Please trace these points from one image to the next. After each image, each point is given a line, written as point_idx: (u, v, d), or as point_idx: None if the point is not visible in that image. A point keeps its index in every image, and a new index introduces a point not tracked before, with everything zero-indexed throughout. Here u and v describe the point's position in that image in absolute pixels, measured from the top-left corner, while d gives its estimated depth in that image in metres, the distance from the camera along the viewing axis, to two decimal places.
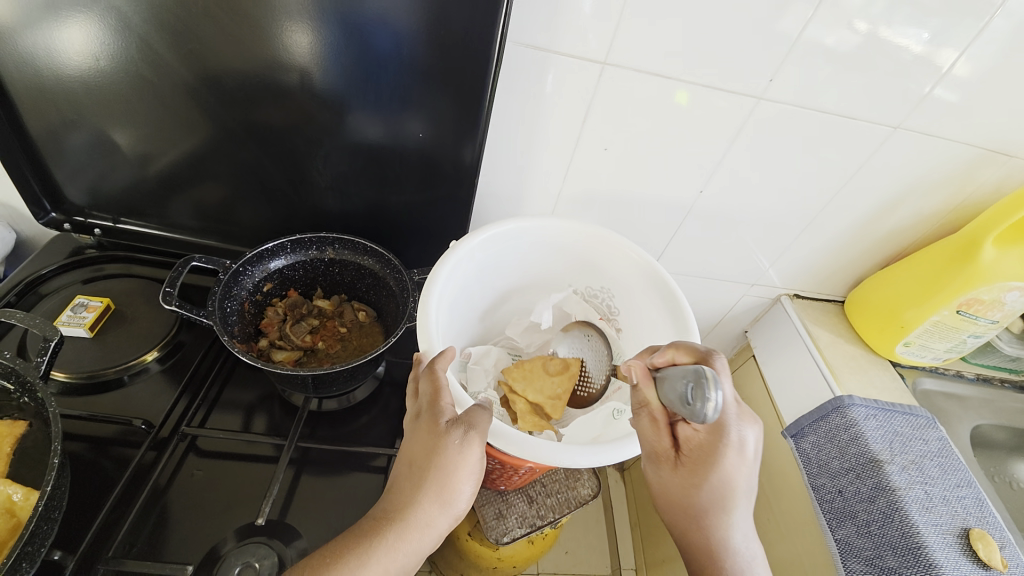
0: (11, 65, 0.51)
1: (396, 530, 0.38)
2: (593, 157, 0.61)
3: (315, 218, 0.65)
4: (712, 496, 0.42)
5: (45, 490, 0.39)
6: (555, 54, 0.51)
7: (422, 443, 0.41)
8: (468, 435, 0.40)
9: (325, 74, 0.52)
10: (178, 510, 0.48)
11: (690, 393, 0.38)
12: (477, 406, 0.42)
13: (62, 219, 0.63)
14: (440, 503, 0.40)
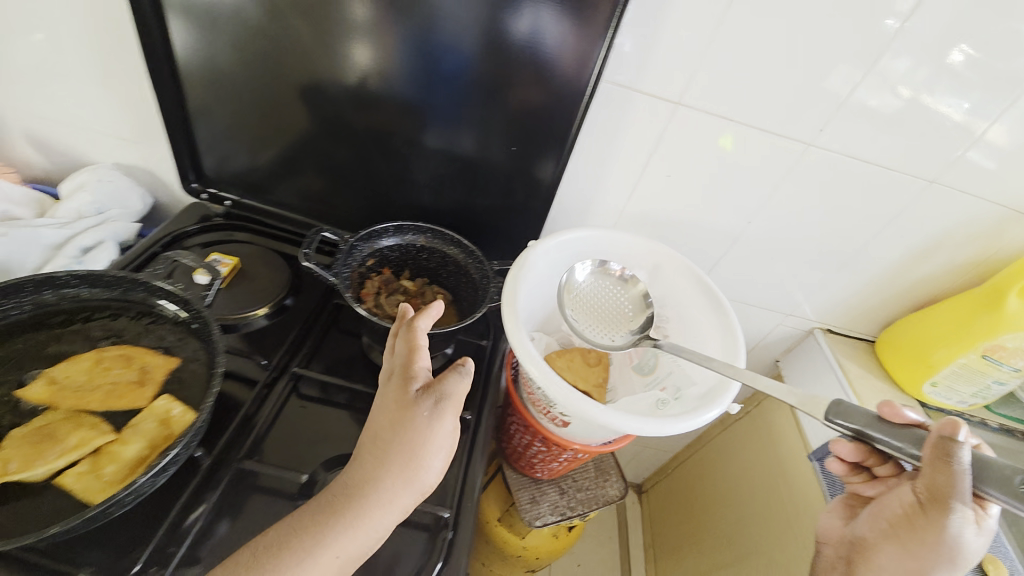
0: (198, 64, 0.63)
1: (355, 510, 0.42)
2: (657, 183, 0.70)
3: (408, 211, 0.75)
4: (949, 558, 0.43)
5: (208, 400, 0.46)
6: (637, 92, 0.61)
7: (389, 415, 0.47)
8: (438, 405, 0.46)
9: (399, 87, 0.63)
10: (282, 438, 0.57)
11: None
12: (448, 373, 0.48)
13: (201, 187, 0.75)
14: (404, 479, 0.44)
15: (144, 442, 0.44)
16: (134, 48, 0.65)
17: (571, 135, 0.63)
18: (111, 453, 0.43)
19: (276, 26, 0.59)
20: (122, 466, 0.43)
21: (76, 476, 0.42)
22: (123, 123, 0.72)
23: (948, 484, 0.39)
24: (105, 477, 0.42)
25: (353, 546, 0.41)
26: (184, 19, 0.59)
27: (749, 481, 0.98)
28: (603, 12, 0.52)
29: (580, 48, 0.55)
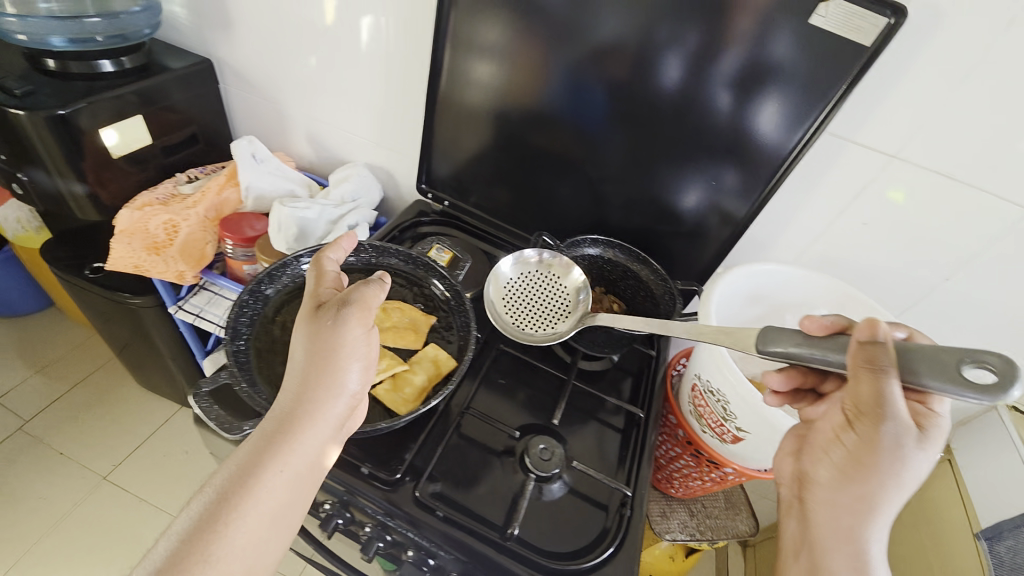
0: (456, 90, 0.77)
1: (278, 420, 0.50)
2: (850, 230, 0.72)
3: (596, 228, 0.83)
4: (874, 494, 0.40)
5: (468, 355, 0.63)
6: (850, 142, 0.65)
7: (306, 331, 0.54)
8: (340, 315, 0.54)
9: (553, 95, 0.72)
10: (485, 405, 0.66)
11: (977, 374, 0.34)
12: (356, 289, 0.55)
13: (428, 189, 0.89)
14: (302, 387, 0.52)
15: (426, 374, 0.63)
16: (410, 74, 0.83)
17: (747, 178, 0.68)
18: (405, 378, 0.63)
19: (528, 64, 0.71)
20: (415, 388, 0.62)
21: (386, 390, 0.62)
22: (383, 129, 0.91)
23: (862, 393, 0.38)
24: (406, 393, 0.61)
25: (295, 457, 0.49)
26: (456, 58, 0.74)
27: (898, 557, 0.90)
28: (787, 66, 0.58)
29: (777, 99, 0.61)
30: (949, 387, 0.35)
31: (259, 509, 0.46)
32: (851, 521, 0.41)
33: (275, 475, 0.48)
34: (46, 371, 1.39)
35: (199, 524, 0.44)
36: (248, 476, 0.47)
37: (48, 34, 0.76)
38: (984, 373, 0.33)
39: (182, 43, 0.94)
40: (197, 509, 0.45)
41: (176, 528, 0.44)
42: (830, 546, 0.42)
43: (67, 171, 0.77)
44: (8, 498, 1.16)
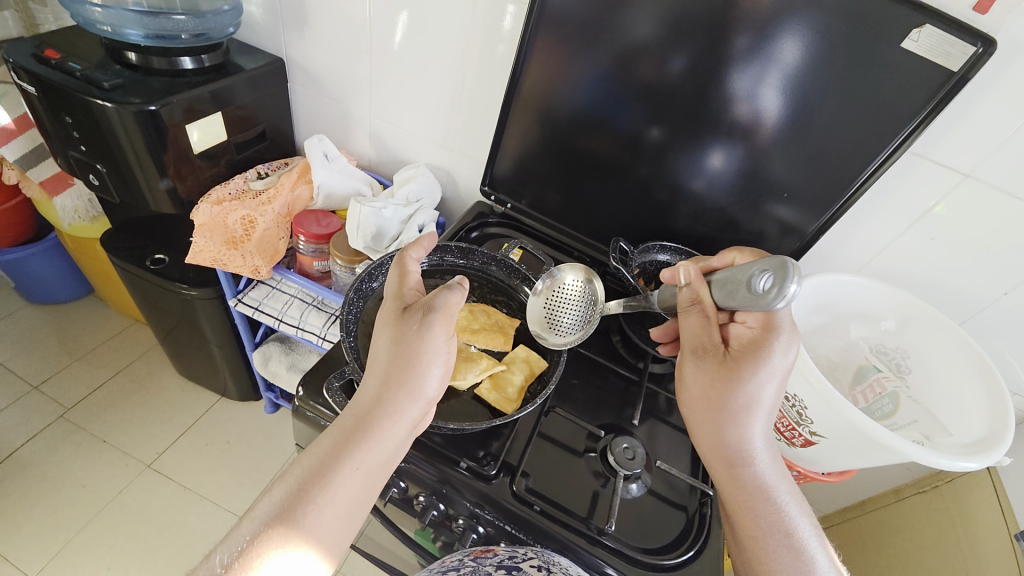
0: (529, 99, 0.79)
1: (365, 421, 0.52)
2: (916, 243, 0.74)
3: (659, 234, 0.85)
4: (742, 400, 0.54)
5: (560, 361, 0.66)
6: (928, 160, 0.67)
7: (390, 334, 0.55)
8: (425, 320, 0.54)
9: (587, 94, 0.75)
10: (563, 404, 0.68)
11: (765, 282, 0.49)
12: (441, 291, 0.56)
13: (491, 191, 0.90)
14: (405, 392, 0.53)
15: (523, 374, 0.66)
16: (484, 80, 0.85)
17: (796, 165, 0.70)
18: (505, 378, 0.65)
19: (608, 75, 0.72)
20: (516, 386, 0.64)
21: (489, 390, 0.64)
22: (450, 131, 0.94)
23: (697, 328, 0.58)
24: (509, 391, 0.63)
25: (370, 456, 0.51)
26: (537, 71, 0.76)
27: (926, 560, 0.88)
28: (807, 59, 0.61)
29: (823, 89, 0.63)
30: (754, 300, 0.50)
31: (335, 501, 0.49)
32: (712, 435, 0.56)
33: (351, 472, 0.50)
34: (86, 359, 1.41)
35: (282, 509, 0.48)
36: (326, 470, 0.50)
37: (128, 25, 0.78)
38: (769, 287, 0.49)
39: (254, 42, 0.97)
40: (281, 496, 0.49)
41: (262, 510, 0.48)
42: (718, 463, 0.56)
43: (150, 167, 0.81)
44: (51, 484, 1.18)
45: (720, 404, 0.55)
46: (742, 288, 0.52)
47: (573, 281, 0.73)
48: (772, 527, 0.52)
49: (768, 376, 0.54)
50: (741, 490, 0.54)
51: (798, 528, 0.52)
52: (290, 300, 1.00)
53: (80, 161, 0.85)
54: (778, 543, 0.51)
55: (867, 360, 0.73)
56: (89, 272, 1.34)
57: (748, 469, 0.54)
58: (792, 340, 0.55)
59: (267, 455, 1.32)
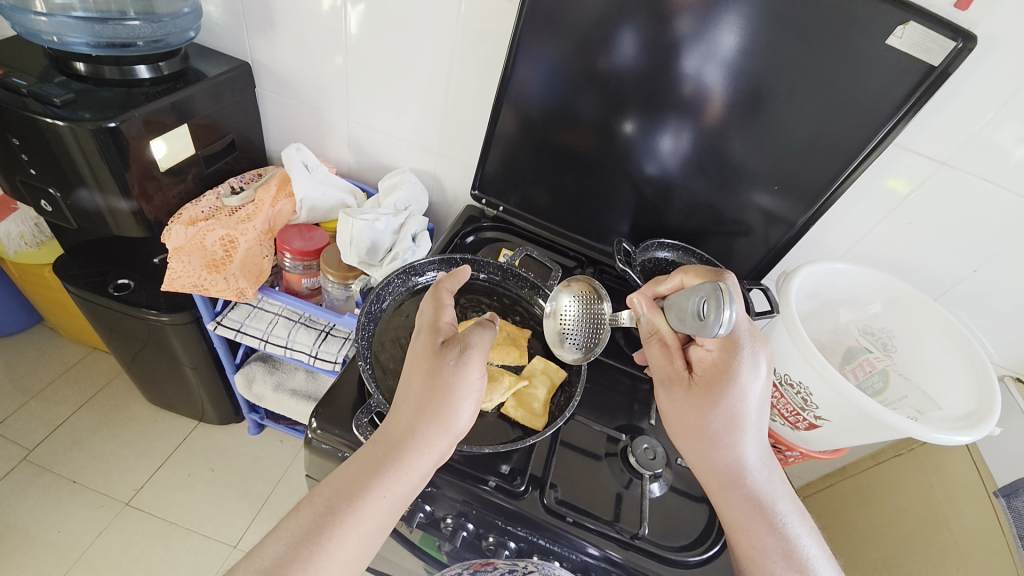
0: (518, 101, 0.77)
1: (397, 451, 0.50)
2: (895, 228, 0.78)
3: (655, 231, 0.86)
4: (720, 422, 0.55)
5: (582, 371, 0.67)
6: (908, 150, 0.70)
7: (424, 367, 0.53)
8: (462, 355, 0.52)
9: (541, 86, 0.74)
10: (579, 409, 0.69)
11: (704, 308, 0.50)
12: (476, 326, 0.54)
13: (482, 194, 0.88)
14: (438, 426, 0.51)
15: (546, 387, 0.65)
16: (470, 80, 0.82)
17: (753, 143, 0.71)
18: (529, 394, 0.64)
19: (599, 76, 0.71)
20: (540, 401, 0.64)
21: (514, 408, 0.63)
22: (435, 135, 0.91)
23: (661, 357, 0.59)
24: (535, 407, 0.63)
25: (398, 484, 0.50)
26: (527, 72, 0.74)
27: (909, 518, 0.93)
28: (739, 43, 0.63)
29: (764, 63, 0.64)
30: (693, 325, 0.52)
31: (359, 528, 0.48)
32: (701, 463, 0.57)
33: (378, 500, 0.49)
34: (43, 396, 1.29)
35: (308, 532, 0.47)
36: (353, 495, 0.48)
37: (71, 33, 0.71)
38: (702, 312, 0.50)
39: (215, 44, 0.91)
40: (307, 519, 0.48)
41: (288, 530, 0.47)
42: (713, 491, 0.57)
43: (112, 188, 0.75)
44: (18, 535, 1.08)
45: (698, 433, 0.56)
46: (684, 315, 0.54)
47: (570, 303, 0.71)
48: (771, 546, 0.53)
49: (738, 398, 0.55)
50: (734, 512, 0.55)
51: (795, 544, 0.53)
52: (274, 319, 0.95)
53: (30, 185, 0.78)
54: (778, 561, 0.52)
55: (858, 343, 0.76)
56: (39, 300, 1.23)
57: (740, 491, 0.55)
58: (750, 357, 0.56)
59: (255, 479, 1.27)
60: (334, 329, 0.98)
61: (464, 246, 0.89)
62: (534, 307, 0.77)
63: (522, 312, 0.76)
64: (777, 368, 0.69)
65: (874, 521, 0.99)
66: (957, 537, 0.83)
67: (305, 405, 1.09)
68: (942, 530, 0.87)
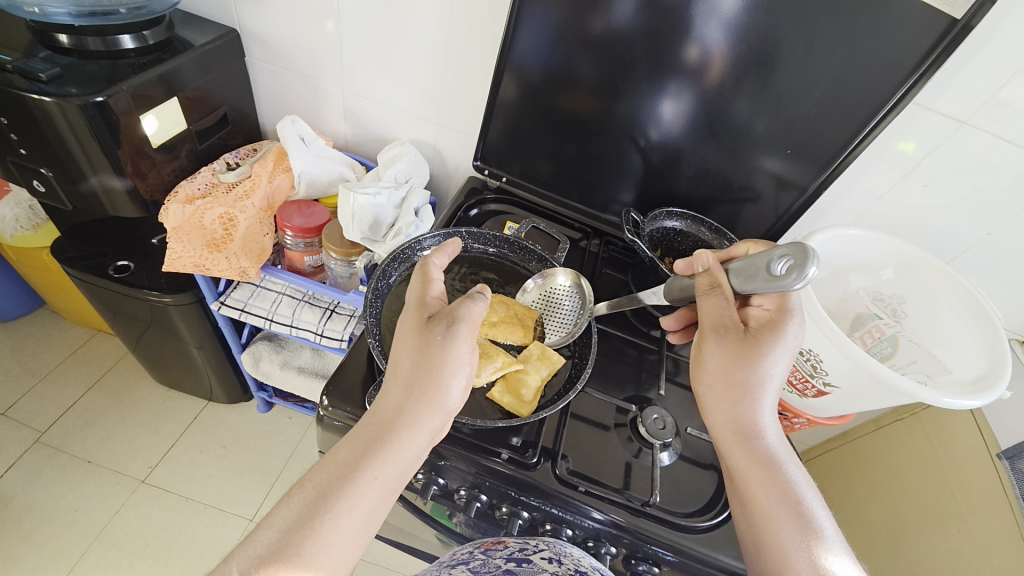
0: (519, 65, 0.73)
1: (389, 432, 0.51)
2: (909, 191, 0.76)
3: (663, 199, 0.84)
4: (762, 373, 0.56)
5: (590, 343, 0.67)
6: (927, 109, 0.68)
7: (412, 344, 0.53)
8: (448, 331, 0.51)
9: (538, 48, 0.71)
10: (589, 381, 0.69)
11: (784, 266, 0.48)
12: (463, 300, 0.53)
13: (484, 165, 0.86)
14: (429, 404, 0.51)
15: (539, 375, 0.63)
16: (470, 44, 0.78)
17: (762, 103, 0.68)
18: (519, 379, 0.63)
19: (604, 37, 0.68)
20: (530, 389, 0.62)
21: (501, 393, 0.62)
22: (435, 104, 0.88)
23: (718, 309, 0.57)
24: (523, 395, 0.61)
25: (389, 465, 0.50)
26: (528, 34, 0.70)
27: (912, 480, 0.95)
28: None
29: (777, 16, 0.61)
30: (771, 281, 0.50)
31: (352, 511, 0.48)
32: (731, 412, 0.57)
33: (369, 482, 0.49)
34: (51, 378, 1.30)
35: (301, 517, 0.46)
36: (345, 478, 0.48)
37: (51, 3, 0.66)
38: (786, 266, 0.48)
39: (200, 11, 0.86)
40: (299, 504, 0.47)
41: (280, 517, 0.47)
42: (732, 441, 0.57)
43: (105, 167, 0.72)
44: (39, 514, 1.11)
45: (739, 381, 0.57)
46: (759, 271, 0.52)
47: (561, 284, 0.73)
48: (777, 495, 0.53)
49: (788, 350, 0.55)
50: (750, 466, 0.55)
51: (801, 495, 0.53)
52: (278, 297, 0.95)
53: (21, 166, 0.76)
54: (782, 510, 0.52)
55: (868, 309, 0.75)
56: (38, 283, 1.22)
57: (753, 444, 0.56)
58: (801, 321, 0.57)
59: (267, 454, 1.29)
60: (339, 307, 0.98)
61: (468, 219, 0.87)
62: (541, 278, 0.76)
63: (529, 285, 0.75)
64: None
65: (875, 482, 1.02)
66: (960, 500, 0.85)
67: (313, 382, 1.10)
68: (944, 491, 0.89)
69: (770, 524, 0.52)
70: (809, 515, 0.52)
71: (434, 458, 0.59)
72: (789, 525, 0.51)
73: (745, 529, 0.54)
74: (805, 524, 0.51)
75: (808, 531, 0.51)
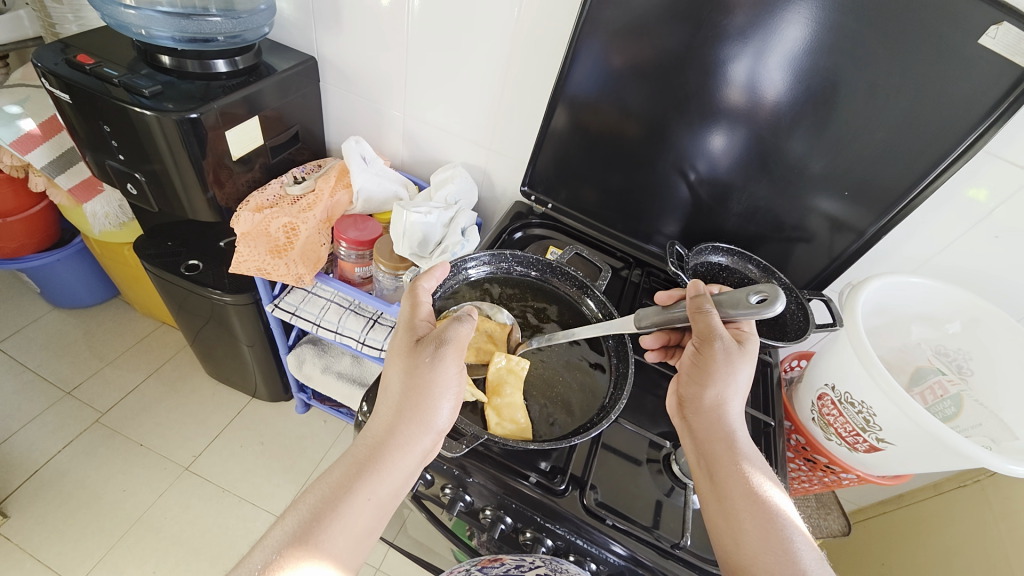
0: (575, 97, 0.76)
1: (379, 454, 0.53)
2: (979, 242, 0.72)
3: (708, 234, 0.83)
4: (737, 388, 0.56)
5: (628, 373, 0.66)
6: (999, 158, 0.65)
7: (402, 365, 0.56)
8: (435, 353, 0.55)
9: (595, 80, 0.73)
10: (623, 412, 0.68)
11: (759, 297, 0.54)
12: (452, 322, 0.56)
13: (531, 191, 0.88)
14: (418, 426, 0.54)
15: (519, 390, 0.63)
16: (527, 74, 0.82)
17: (819, 143, 0.67)
18: (510, 404, 0.62)
19: (658, 74, 0.70)
20: (521, 410, 0.62)
21: (498, 423, 0.61)
22: (488, 132, 0.92)
23: (710, 322, 0.56)
24: (519, 419, 0.61)
25: (381, 486, 0.53)
26: (585, 68, 0.73)
27: (973, 555, 0.86)
28: (807, 37, 0.60)
29: (839, 58, 0.60)
30: (750, 309, 0.54)
31: (345, 532, 0.50)
32: (714, 407, 0.55)
33: (362, 503, 0.52)
34: (116, 363, 1.41)
35: (294, 537, 0.48)
36: (337, 500, 0.51)
37: (158, 28, 0.76)
38: (762, 296, 0.53)
39: (285, 40, 0.95)
40: (293, 525, 0.49)
41: (274, 539, 0.48)
42: (712, 434, 0.54)
43: (187, 174, 0.80)
44: (88, 491, 1.18)
45: (723, 377, 0.55)
46: (738, 300, 0.56)
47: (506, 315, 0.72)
48: (747, 488, 0.51)
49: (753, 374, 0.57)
50: (729, 473, 0.52)
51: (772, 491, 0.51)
52: (327, 304, 1.00)
53: (118, 171, 0.85)
54: (750, 502, 0.50)
55: (930, 362, 0.71)
56: (117, 275, 1.34)
57: (729, 438, 0.54)
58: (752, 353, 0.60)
59: (300, 454, 1.33)
60: (381, 317, 1.01)
61: (512, 242, 0.89)
62: (580, 305, 0.77)
63: (566, 311, 0.76)
64: (837, 385, 0.66)
65: (930, 554, 0.94)
66: None
67: (350, 388, 1.14)
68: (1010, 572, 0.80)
69: (743, 517, 0.49)
70: (780, 510, 0.50)
71: (462, 474, 0.59)
72: (760, 516, 0.49)
73: (718, 526, 0.51)
74: (772, 518, 0.49)
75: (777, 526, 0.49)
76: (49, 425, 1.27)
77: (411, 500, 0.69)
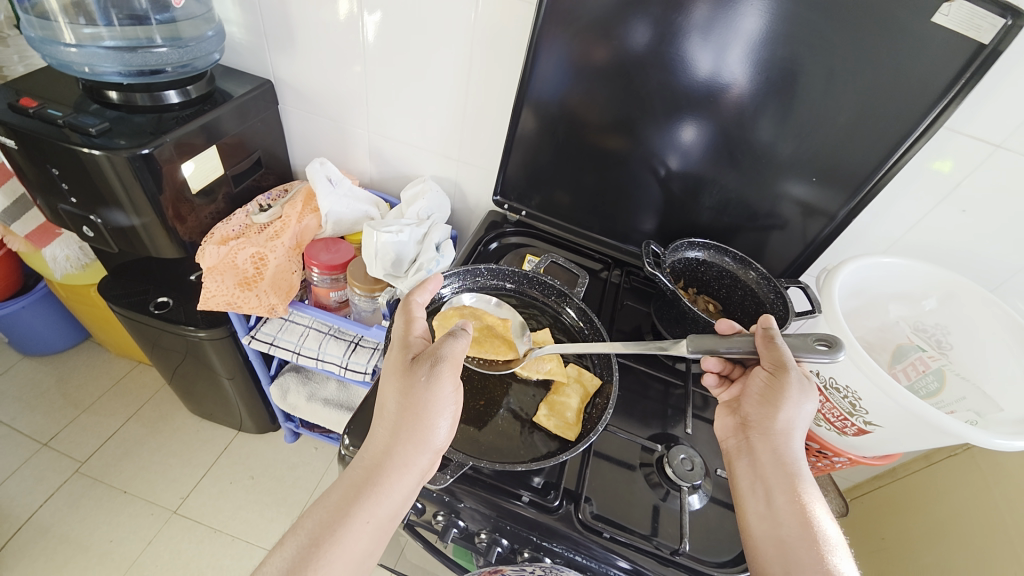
0: (541, 100, 0.75)
1: (377, 475, 0.51)
2: (947, 217, 0.73)
3: (684, 229, 0.83)
4: (804, 419, 0.55)
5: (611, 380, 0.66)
6: (960, 133, 0.65)
7: (397, 386, 0.54)
8: (430, 372, 0.53)
9: (559, 83, 0.72)
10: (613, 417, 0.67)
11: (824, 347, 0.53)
12: (448, 338, 0.55)
13: (504, 200, 0.87)
14: (416, 446, 0.52)
15: (579, 396, 0.65)
16: (488, 83, 0.81)
17: (785, 129, 0.68)
18: (562, 402, 0.64)
19: (619, 73, 0.69)
20: (572, 409, 0.63)
21: (546, 416, 0.63)
22: (456, 144, 0.91)
23: (780, 353, 0.54)
24: (568, 416, 0.63)
25: (379, 509, 0.51)
26: (548, 70, 0.72)
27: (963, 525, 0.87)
28: (764, 26, 0.60)
29: (796, 46, 0.61)
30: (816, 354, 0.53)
31: (344, 555, 0.49)
32: (784, 431, 0.54)
33: (361, 525, 0.50)
34: (93, 410, 1.36)
35: (292, 566, 0.46)
36: (335, 524, 0.49)
37: (103, 64, 0.74)
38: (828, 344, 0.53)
39: (239, 65, 0.93)
40: (292, 551, 0.48)
41: (274, 565, 0.47)
42: (774, 456, 0.54)
43: (147, 210, 0.77)
44: (75, 543, 1.14)
45: (794, 405, 0.54)
46: (800, 343, 0.55)
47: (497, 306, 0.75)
48: (787, 495, 0.52)
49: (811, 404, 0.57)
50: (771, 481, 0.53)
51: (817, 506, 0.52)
52: (305, 331, 0.97)
53: (72, 213, 0.82)
54: (792, 502, 0.52)
55: (910, 339, 0.71)
56: (86, 318, 1.29)
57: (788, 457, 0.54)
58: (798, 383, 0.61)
59: (293, 485, 1.30)
60: (363, 340, 1.00)
61: (488, 253, 0.88)
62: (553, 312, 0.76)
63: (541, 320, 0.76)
64: (821, 372, 0.64)
65: (923, 527, 0.95)
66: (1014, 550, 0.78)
67: (338, 413, 1.12)
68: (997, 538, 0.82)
69: (790, 524, 0.51)
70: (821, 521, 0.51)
71: (452, 500, 0.57)
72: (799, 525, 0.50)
73: (758, 529, 0.52)
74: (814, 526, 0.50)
75: (815, 533, 0.50)
76: (27, 480, 1.22)
77: (406, 529, 0.67)
